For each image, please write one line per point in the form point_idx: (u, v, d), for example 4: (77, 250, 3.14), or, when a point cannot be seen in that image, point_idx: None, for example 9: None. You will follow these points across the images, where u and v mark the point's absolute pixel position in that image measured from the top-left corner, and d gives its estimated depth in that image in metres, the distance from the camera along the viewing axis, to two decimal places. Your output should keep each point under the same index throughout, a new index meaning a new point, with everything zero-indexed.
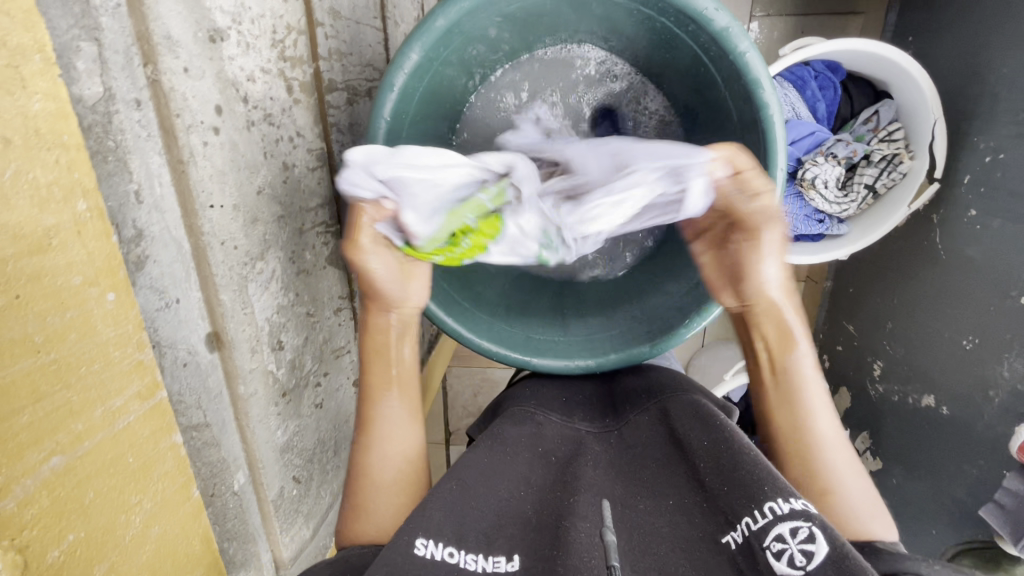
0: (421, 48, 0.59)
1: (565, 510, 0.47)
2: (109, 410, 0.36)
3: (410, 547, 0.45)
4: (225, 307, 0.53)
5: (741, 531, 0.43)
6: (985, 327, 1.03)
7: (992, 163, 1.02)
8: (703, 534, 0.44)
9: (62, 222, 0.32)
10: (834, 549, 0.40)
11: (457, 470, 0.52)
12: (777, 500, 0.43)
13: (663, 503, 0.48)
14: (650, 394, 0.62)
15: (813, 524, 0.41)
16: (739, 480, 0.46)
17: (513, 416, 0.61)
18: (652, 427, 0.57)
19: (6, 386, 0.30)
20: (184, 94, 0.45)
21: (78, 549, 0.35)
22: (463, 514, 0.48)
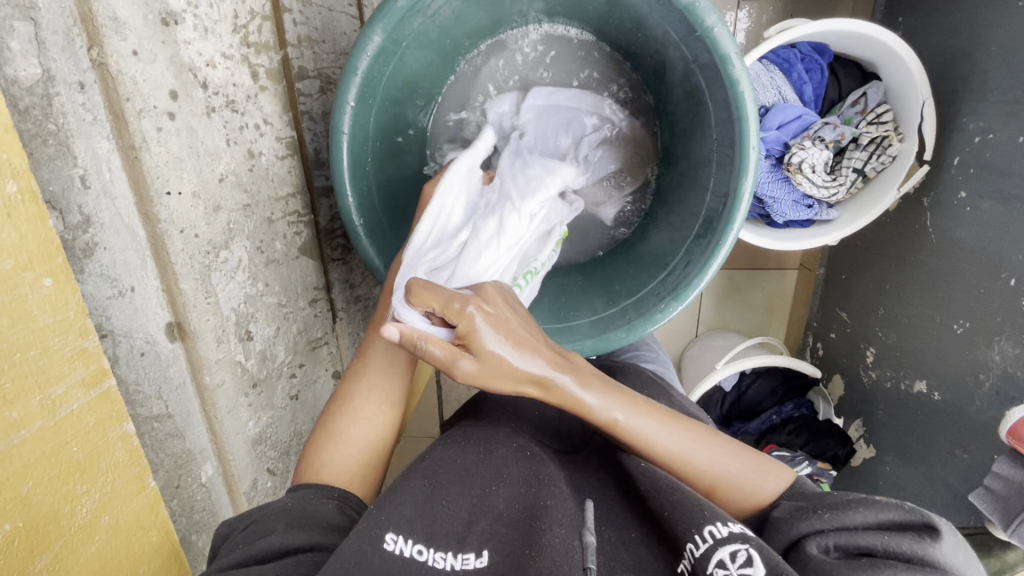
0: (383, 30, 0.58)
1: (538, 513, 0.48)
2: (48, 398, 0.35)
3: (380, 541, 0.43)
4: (186, 297, 0.52)
5: (688, 557, 0.42)
6: (975, 311, 1.02)
7: (982, 144, 1.01)
8: (662, 563, 0.44)
9: None
10: (772, 571, 0.38)
11: (432, 468, 0.52)
12: (716, 524, 0.42)
13: (625, 534, 0.47)
14: None
15: (750, 546, 0.39)
16: (680, 504, 0.45)
17: (483, 420, 0.60)
18: (613, 451, 0.57)
19: None
20: (134, 78, 0.45)
21: (16, 539, 0.33)
22: (433, 512, 0.47)
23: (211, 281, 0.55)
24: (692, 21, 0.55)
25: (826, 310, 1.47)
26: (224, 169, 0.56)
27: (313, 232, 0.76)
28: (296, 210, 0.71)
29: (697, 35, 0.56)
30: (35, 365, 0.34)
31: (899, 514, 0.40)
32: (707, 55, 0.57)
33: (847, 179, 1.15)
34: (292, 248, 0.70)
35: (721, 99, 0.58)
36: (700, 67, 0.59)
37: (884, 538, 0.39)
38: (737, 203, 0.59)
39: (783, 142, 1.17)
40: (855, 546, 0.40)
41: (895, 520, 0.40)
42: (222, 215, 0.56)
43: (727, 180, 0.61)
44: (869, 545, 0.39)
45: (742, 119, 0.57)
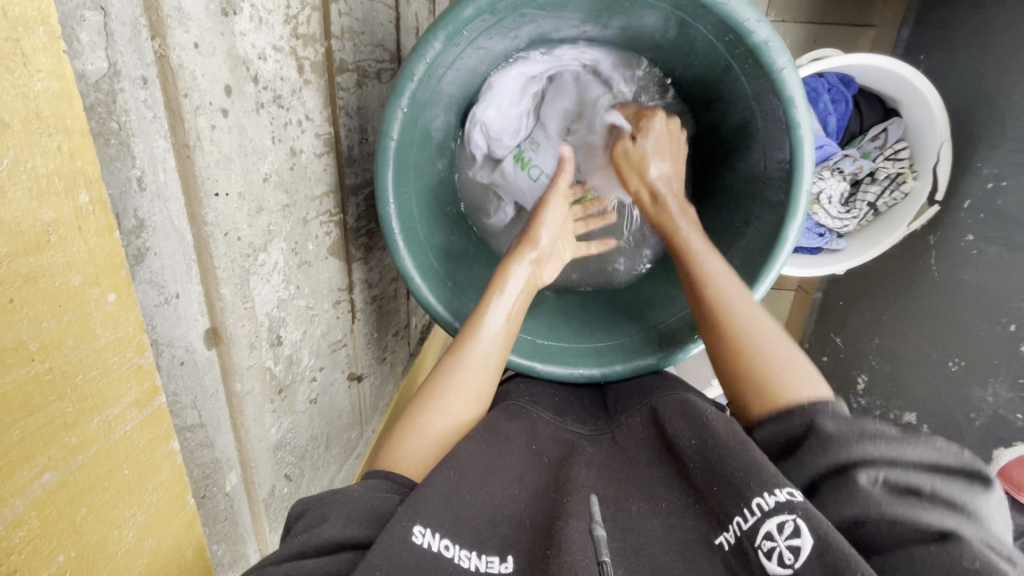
0: (444, 37, 0.55)
1: (558, 512, 0.47)
2: (106, 419, 0.33)
3: (409, 534, 0.42)
4: (225, 302, 0.50)
5: (733, 531, 0.42)
6: (971, 350, 1.05)
7: (993, 190, 1.03)
8: (698, 536, 0.44)
9: (62, 216, 0.29)
10: (819, 541, 0.38)
11: (454, 456, 0.51)
12: (763, 495, 0.42)
13: (658, 505, 0.48)
14: (643, 395, 0.63)
15: (798, 516, 0.39)
16: (726, 476, 0.45)
17: (510, 408, 0.60)
18: (641, 428, 0.58)
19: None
20: (194, 72, 0.42)
21: (68, 569, 0.32)
22: (458, 506, 0.47)
23: (249, 285, 0.53)
24: (762, 60, 0.54)
25: (821, 333, 1.51)
26: (268, 168, 0.54)
27: (342, 232, 0.74)
28: (328, 209, 0.69)
29: (764, 74, 0.55)
30: (95, 386, 0.32)
31: (950, 461, 0.40)
32: (770, 94, 0.56)
33: (860, 212, 1.17)
34: (323, 248, 0.68)
35: (779, 138, 0.58)
36: (760, 103, 0.59)
37: (932, 478, 0.40)
38: (780, 244, 0.60)
39: None
40: (902, 481, 0.40)
41: (947, 465, 0.40)
42: (263, 217, 0.54)
43: (775, 219, 0.61)
44: (916, 482, 0.40)
45: (797, 162, 0.57)
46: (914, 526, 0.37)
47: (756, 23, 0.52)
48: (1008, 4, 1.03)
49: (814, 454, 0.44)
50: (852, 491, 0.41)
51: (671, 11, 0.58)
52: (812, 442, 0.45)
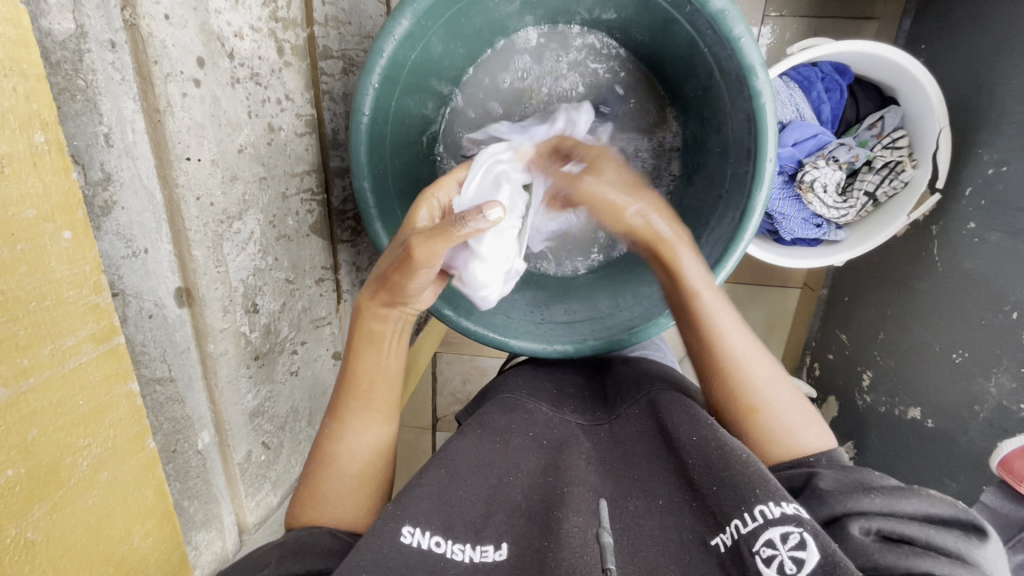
0: (412, 15, 0.58)
1: (555, 502, 0.51)
2: (59, 349, 0.35)
3: (397, 535, 0.48)
4: (197, 264, 0.52)
5: (730, 534, 0.44)
6: (975, 341, 1.02)
7: (994, 176, 1.01)
8: (694, 537, 0.46)
9: (16, 152, 0.31)
10: (825, 558, 0.40)
11: (443, 459, 0.55)
12: (768, 504, 0.44)
13: (653, 503, 0.50)
14: (641, 388, 0.66)
15: (804, 529, 0.41)
16: (726, 478, 0.48)
17: (506, 403, 0.64)
18: (641, 420, 0.61)
19: None
20: (163, 41, 0.45)
21: (18, 485, 0.34)
22: (449, 505, 0.51)
23: (223, 250, 0.55)
24: (721, 30, 0.55)
25: (827, 331, 1.48)
26: (243, 141, 0.57)
27: (325, 212, 0.76)
28: (310, 188, 0.72)
29: (724, 44, 0.56)
30: (49, 315, 0.34)
31: (945, 513, 0.45)
32: (731, 64, 0.57)
33: (858, 202, 1.15)
34: (304, 224, 0.71)
35: (743, 109, 0.59)
36: (724, 75, 0.59)
37: (928, 531, 0.43)
38: (749, 214, 0.59)
39: (797, 159, 1.17)
40: (897, 533, 0.44)
41: (940, 518, 0.45)
42: (238, 186, 0.57)
43: (742, 190, 0.61)
44: (911, 534, 0.43)
45: (761, 131, 0.57)
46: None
47: None
48: None
49: (814, 504, 0.48)
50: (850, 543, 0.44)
51: None
52: (811, 497, 0.48)
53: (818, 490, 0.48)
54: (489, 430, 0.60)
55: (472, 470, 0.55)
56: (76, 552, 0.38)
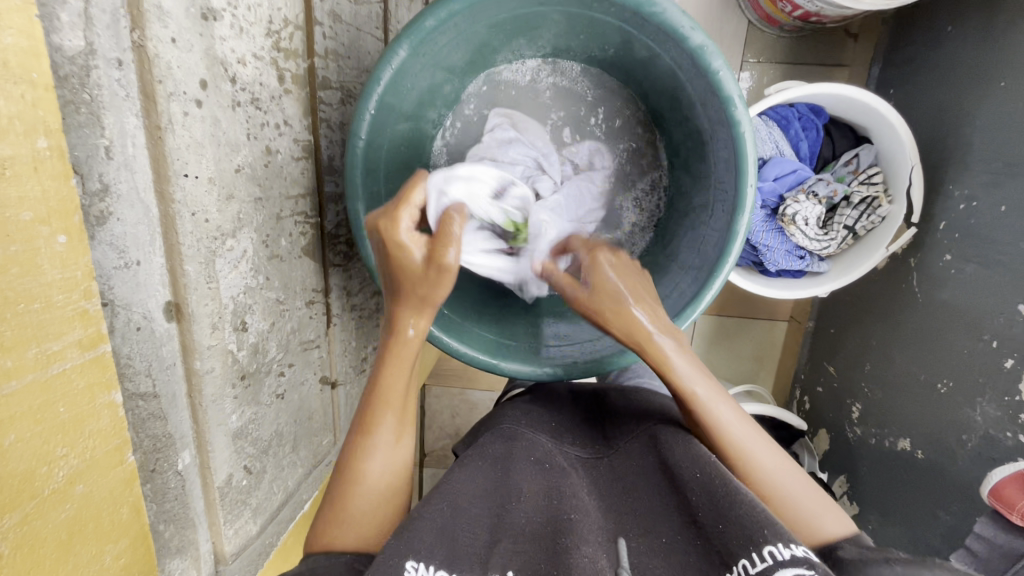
0: (408, 47, 0.60)
1: (560, 533, 0.51)
2: (44, 352, 0.35)
3: (400, 568, 0.46)
4: (188, 279, 0.52)
5: (740, 573, 0.45)
6: (957, 370, 1.03)
7: (965, 211, 1.05)
8: (704, 574, 0.47)
9: (19, 155, 0.32)
10: None
11: (448, 492, 0.54)
12: (777, 544, 0.45)
13: (657, 541, 0.51)
14: (639, 420, 0.67)
15: (817, 572, 0.43)
16: (733, 520, 0.48)
17: (504, 434, 0.65)
18: (642, 454, 0.62)
19: None
20: (169, 62, 0.47)
21: None
22: (451, 538, 0.50)
23: (214, 266, 0.56)
24: (700, 63, 0.58)
25: (816, 364, 1.49)
26: (241, 161, 0.58)
27: (318, 235, 0.77)
28: (304, 211, 0.73)
29: (704, 76, 0.59)
30: (37, 318, 0.34)
31: None
32: (711, 95, 0.60)
33: (838, 235, 1.19)
34: (297, 246, 0.72)
35: (724, 138, 0.61)
36: (706, 106, 0.62)
37: None
38: (732, 241, 0.62)
39: (778, 194, 1.21)
40: None
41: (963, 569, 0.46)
42: (234, 204, 0.58)
43: (725, 217, 0.63)
44: None
45: (741, 159, 0.60)
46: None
47: (690, 29, 0.57)
48: (965, 36, 1.08)
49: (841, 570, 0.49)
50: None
51: (618, 24, 0.63)
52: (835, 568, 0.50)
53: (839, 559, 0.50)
54: (495, 458, 0.61)
55: (478, 503, 0.54)
56: (44, 570, 0.37)
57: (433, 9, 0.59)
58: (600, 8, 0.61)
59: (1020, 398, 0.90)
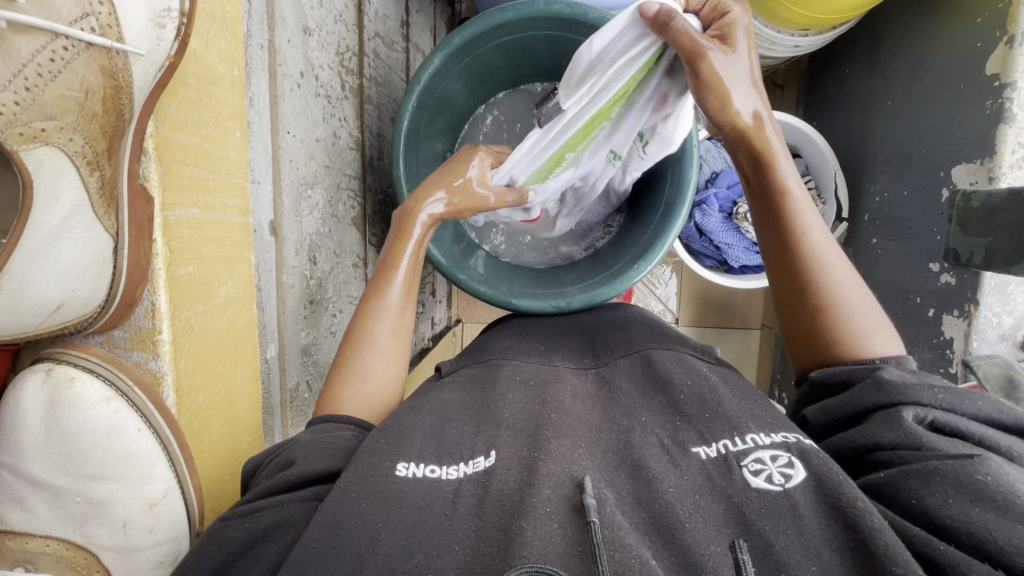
0: (441, 57, 0.84)
1: (544, 424, 0.59)
2: (224, 202, 0.61)
3: (393, 469, 0.52)
4: (285, 208, 0.71)
5: (717, 449, 0.53)
6: (897, 329, 1.21)
7: (880, 201, 1.29)
8: (676, 445, 0.55)
9: (229, 79, 0.60)
10: (811, 474, 0.49)
11: (436, 408, 0.63)
12: (759, 435, 0.54)
13: (637, 420, 0.59)
14: (632, 346, 0.75)
15: (794, 453, 0.51)
16: (719, 412, 0.58)
17: (491, 364, 0.73)
18: (632, 367, 0.70)
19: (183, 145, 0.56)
20: (285, 54, 0.69)
21: (196, 269, 0.58)
22: (441, 438, 0.58)
23: (300, 205, 0.74)
24: None
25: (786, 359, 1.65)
26: (319, 135, 0.79)
27: (362, 213, 0.96)
28: (354, 190, 0.92)
29: None
30: (224, 177, 0.60)
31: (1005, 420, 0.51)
32: None
33: None
34: (348, 214, 0.90)
35: None
36: None
37: (982, 431, 0.50)
38: (686, 189, 0.86)
39: (733, 199, 1.44)
40: (950, 427, 0.50)
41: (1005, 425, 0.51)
42: (313, 165, 0.77)
43: (679, 173, 0.87)
44: (966, 431, 0.50)
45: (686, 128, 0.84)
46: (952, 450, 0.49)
47: None
48: (854, 74, 1.39)
49: (873, 391, 0.54)
50: (900, 420, 0.51)
51: None
52: (870, 384, 0.54)
53: (881, 379, 0.54)
54: (473, 384, 0.69)
55: (459, 413, 0.63)
56: (211, 343, 0.61)
57: (460, 31, 0.82)
58: (577, 32, 0.85)
59: (945, 336, 1.08)
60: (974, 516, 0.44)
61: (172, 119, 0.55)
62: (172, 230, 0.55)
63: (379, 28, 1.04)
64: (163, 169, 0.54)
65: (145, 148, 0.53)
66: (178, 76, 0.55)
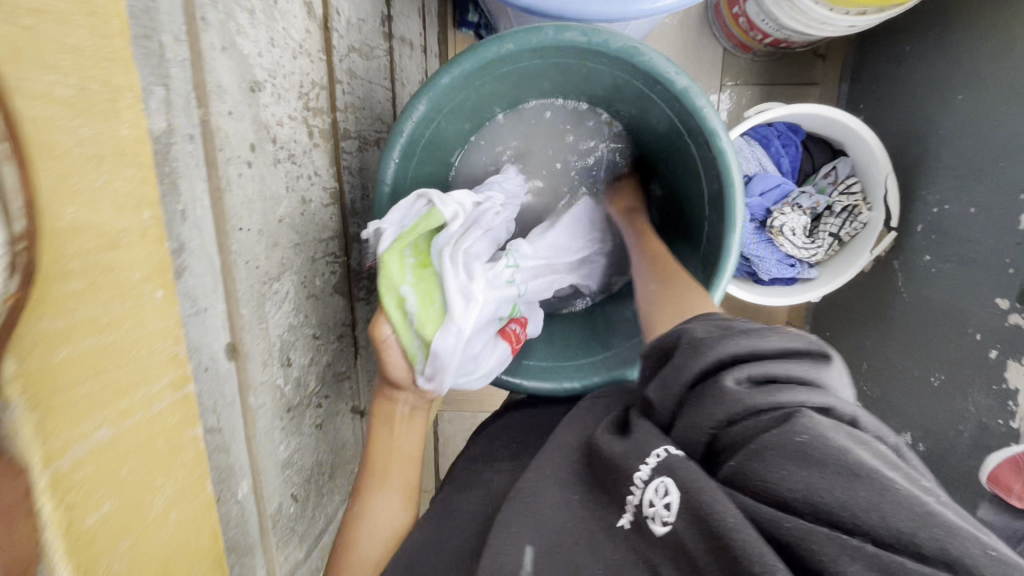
0: (427, 102, 0.68)
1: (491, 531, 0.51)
2: (148, 394, 0.41)
3: None
4: (245, 321, 0.58)
5: (630, 510, 0.46)
6: (952, 362, 1.08)
7: (939, 214, 1.13)
8: (606, 525, 0.47)
9: (132, 226, 0.38)
10: (688, 494, 0.41)
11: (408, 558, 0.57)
12: (641, 468, 0.46)
13: (569, 498, 0.52)
14: (590, 406, 0.64)
15: (672, 476, 0.43)
16: (618, 468, 0.49)
17: (472, 483, 0.68)
18: (572, 429, 0.61)
19: (73, 357, 0.35)
20: (226, 133, 0.54)
21: (111, 513, 0.40)
22: None
23: (264, 309, 0.61)
24: (687, 103, 0.65)
25: None
26: (283, 212, 0.65)
27: (345, 273, 0.83)
28: (333, 252, 0.79)
29: (690, 114, 0.66)
30: (144, 364, 0.40)
31: (802, 346, 0.45)
32: (697, 129, 0.66)
33: (825, 243, 1.26)
34: (328, 284, 0.78)
35: (711, 167, 0.68)
36: (695, 138, 0.69)
37: (786, 369, 0.43)
38: (727, 256, 0.68)
39: (764, 208, 1.27)
40: (765, 375, 0.43)
41: (795, 352, 0.45)
42: (278, 251, 0.64)
43: (719, 233, 0.69)
44: (773, 373, 0.43)
45: (730, 183, 0.66)
46: (774, 412, 0.41)
47: (675, 74, 0.64)
48: (920, 56, 1.17)
49: (693, 361, 0.47)
50: (724, 393, 0.43)
51: (611, 72, 0.70)
52: (689, 354, 0.48)
53: (695, 347, 0.48)
54: (445, 513, 0.63)
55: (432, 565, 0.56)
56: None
57: (448, 69, 0.66)
58: (597, 61, 0.67)
59: (1009, 386, 0.96)
60: (825, 497, 0.36)
61: (48, 339, 0.33)
62: (67, 484, 0.36)
63: (354, 39, 0.85)
64: (41, 417, 0.34)
65: (6, 400, 0.32)
66: (49, 265, 0.33)
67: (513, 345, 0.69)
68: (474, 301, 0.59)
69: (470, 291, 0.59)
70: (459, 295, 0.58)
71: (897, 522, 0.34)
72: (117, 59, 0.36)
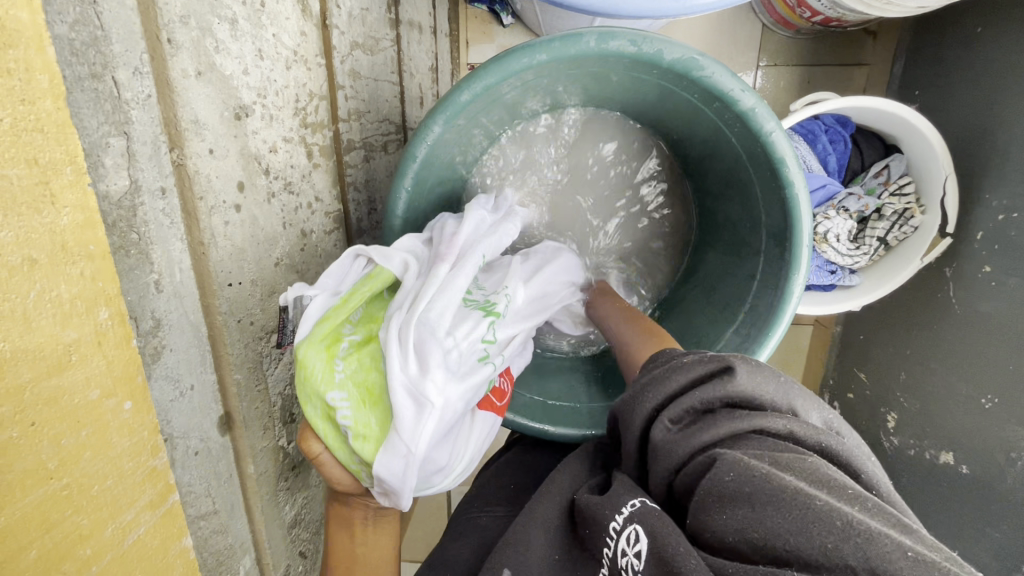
0: (443, 122, 0.58)
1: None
2: (120, 525, 0.35)
3: None
4: (238, 386, 0.51)
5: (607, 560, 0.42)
6: (1007, 385, 0.89)
7: (1005, 223, 0.92)
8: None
9: (83, 336, 0.31)
10: (654, 540, 0.37)
11: None
12: (612, 518, 0.43)
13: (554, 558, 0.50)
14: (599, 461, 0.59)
15: (637, 523, 0.39)
16: (592, 522, 0.46)
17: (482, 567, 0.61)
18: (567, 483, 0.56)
19: (19, 520, 0.29)
20: (208, 175, 0.45)
21: None
22: None
23: (262, 368, 0.54)
24: (750, 125, 0.55)
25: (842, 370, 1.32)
26: (280, 253, 0.56)
27: None
28: None
29: (754, 138, 0.56)
30: (111, 495, 0.34)
31: (706, 366, 0.41)
32: (761, 154, 0.57)
33: (870, 247, 1.10)
34: None
35: (774, 198, 0.59)
36: (755, 163, 0.59)
37: (698, 397, 0.40)
38: (787, 296, 0.59)
39: None
40: (690, 407, 0.40)
41: (704, 373, 0.41)
42: (276, 299, 0.56)
43: (777, 269, 0.60)
44: (690, 406, 0.40)
45: (795, 217, 0.57)
46: (703, 452, 0.37)
47: (741, 91, 0.54)
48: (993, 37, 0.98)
49: (630, 420, 0.44)
50: (657, 446, 0.40)
51: (660, 84, 0.59)
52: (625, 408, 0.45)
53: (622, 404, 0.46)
54: None
55: None
56: None
57: (468, 83, 0.56)
58: (643, 71, 0.57)
59: None
60: (759, 534, 0.32)
61: None
62: None
63: (357, 33, 0.73)
64: None
65: None
66: None
67: (495, 407, 0.55)
68: (430, 406, 0.44)
69: (422, 392, 0.44)
70: (406, 399, 0.44)
71: (819, 541, 0.29)
72: (48, 128, 0.28)
